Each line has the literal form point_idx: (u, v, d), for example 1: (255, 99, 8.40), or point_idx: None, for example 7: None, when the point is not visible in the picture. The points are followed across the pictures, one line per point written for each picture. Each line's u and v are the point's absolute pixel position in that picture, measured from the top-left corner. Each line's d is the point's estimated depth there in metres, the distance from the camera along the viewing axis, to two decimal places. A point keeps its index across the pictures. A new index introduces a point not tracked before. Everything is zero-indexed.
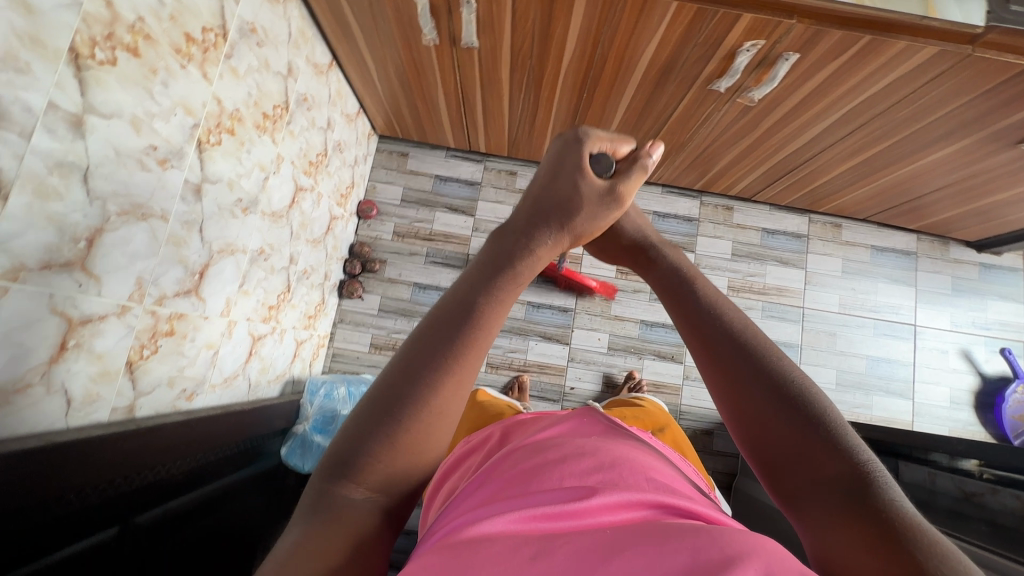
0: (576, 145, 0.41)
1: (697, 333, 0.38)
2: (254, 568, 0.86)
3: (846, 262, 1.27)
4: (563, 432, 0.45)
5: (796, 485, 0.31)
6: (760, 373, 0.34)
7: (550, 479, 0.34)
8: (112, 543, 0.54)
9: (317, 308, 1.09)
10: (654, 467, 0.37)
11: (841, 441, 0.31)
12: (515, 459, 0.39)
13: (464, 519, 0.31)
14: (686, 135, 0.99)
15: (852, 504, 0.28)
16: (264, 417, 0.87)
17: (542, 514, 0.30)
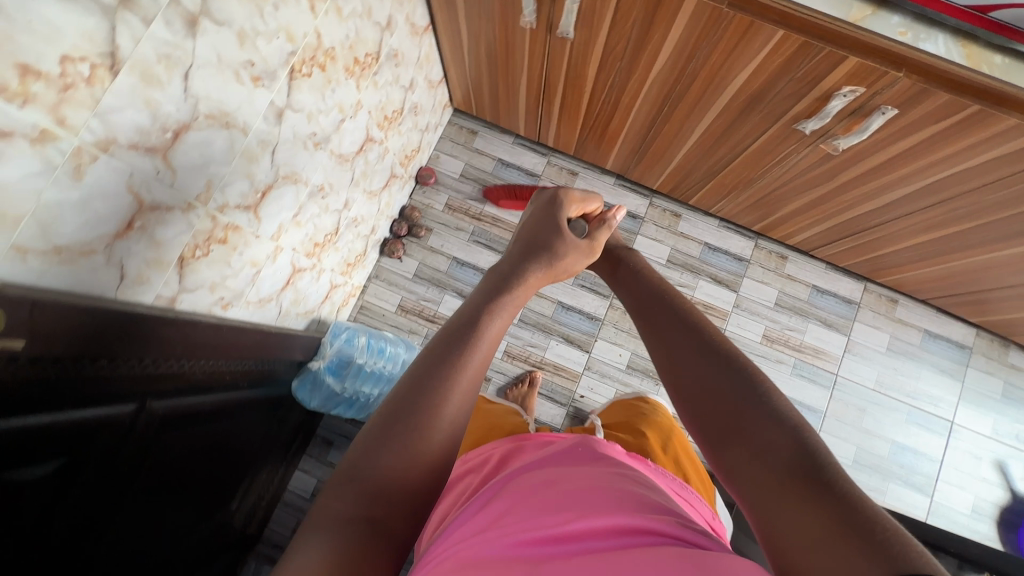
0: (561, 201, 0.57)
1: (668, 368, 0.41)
2: (228, 480, 0.89)
3: (894, 340, 1.21)
4: (559, 455, 0.48)
5: (735, 466, 0.33)
6: (701, 368, 0.39)
7: (539, 505, 0.38)
8: (129, 419, 0.57)
9: (358, 258, 1.12)
10: (648, 495, 0.39)
11: (786, 429, 0.32)
12: (510, 485, 0.43)
13: (462, 551, 0.35)
14: (756, 172, 0.97)
15: (786, 469, 0.30)
16: (287, 345, 0.90)
17: (527, 539, 0.34)
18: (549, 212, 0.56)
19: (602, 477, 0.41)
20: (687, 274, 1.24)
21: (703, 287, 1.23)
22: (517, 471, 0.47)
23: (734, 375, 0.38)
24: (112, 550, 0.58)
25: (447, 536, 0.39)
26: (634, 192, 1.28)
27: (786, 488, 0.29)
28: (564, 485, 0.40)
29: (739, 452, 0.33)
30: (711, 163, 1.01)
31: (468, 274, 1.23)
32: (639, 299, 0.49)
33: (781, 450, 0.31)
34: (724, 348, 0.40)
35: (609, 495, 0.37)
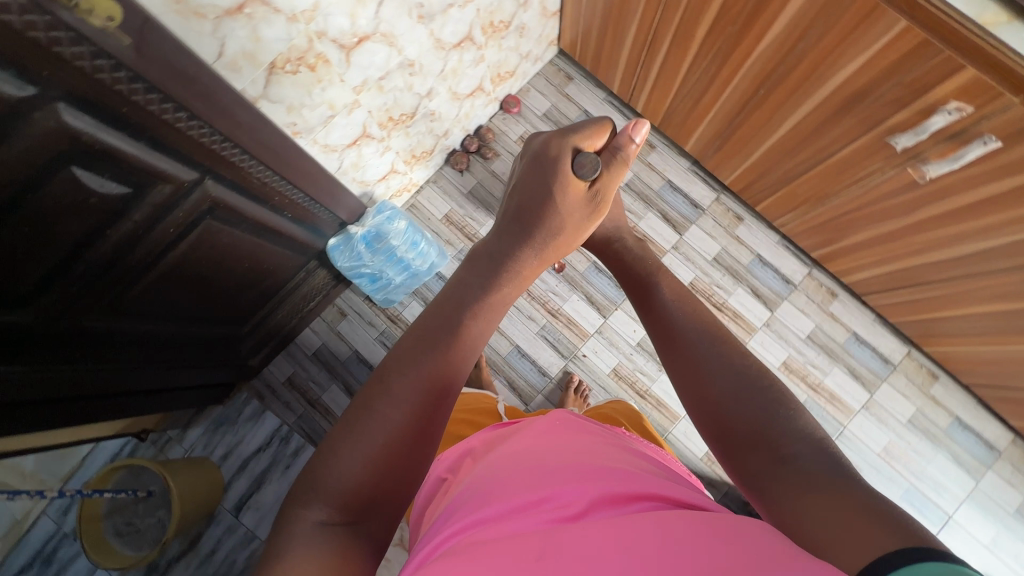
0: (556, 166, 0.62)
1: (688, 387, 0.50)
2: (245, 298, 0.99)
3: (919, 414, 1.14)
4: (555, 440, 0.58)
5: (767, 474, 0.41)
6: (719, 395, 0.47)
7: (541, 486, 0.46)
8: (189, 184, 0.65)
9: (424, 154, 1.16)
10: (649, 474, 0.49)
11: (792, 426, 0.43)
12: (507, 470, 0.52)
13: (492, 530, 0.42)
14: (833, 187, 0.94)
15: (813, 470, 0.39)
16: (335, 197, 0.96)
17: (542, 520, 0.42)
18: (543, 181, 0.63)
19: (606, 460, 0.51)
20: (728, 278, 1.21)
21: (739, 295, 1.20)
22: (509, 454, 0.56)
23: (753, 398, 0.46)
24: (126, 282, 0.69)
25: (464, 516, 0.46)
26: (705, 183, 1.26)
27: (816, 488, 0.37)
28: (563, 468, 0.49)
29: (769, 463, 0.42)
30: (789, 166, 0.98)
31: None
32: (658, 317, 0.56)
33: (809, 462, 0.40)
34: (733, 366, 0.48)
35: (617, 474, 0.47)
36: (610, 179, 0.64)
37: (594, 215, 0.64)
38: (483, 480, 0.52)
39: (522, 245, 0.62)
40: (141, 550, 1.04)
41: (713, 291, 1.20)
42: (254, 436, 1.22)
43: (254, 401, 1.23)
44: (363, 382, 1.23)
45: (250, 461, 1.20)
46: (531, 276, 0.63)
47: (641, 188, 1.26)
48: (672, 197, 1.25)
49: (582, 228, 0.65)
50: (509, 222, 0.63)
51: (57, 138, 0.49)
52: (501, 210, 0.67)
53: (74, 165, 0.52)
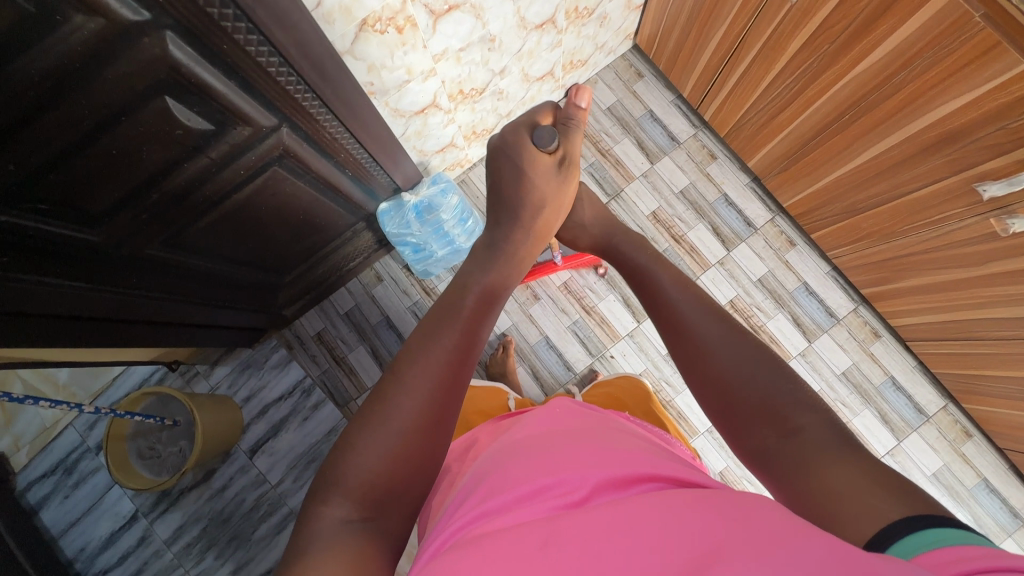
0: (521, 148, 0.68)
1: (692, 371, 0.53)
2: (292, 248, 1.00)
3: (944, 470, 1.11)
4: (557, 424, 0.57)
5: (776, 450, 0.44)
6: (718, 374, 0.51)
7: (545, 470, 0.45)
8: (266, 130, 0.66)
9: (484, 132, 1.15)
10: (648, 453, 0.48)
11: (795, 404, 0.46)
12: (510, 457, 0.51)
13: (499, 520, 0.41)
14: (903, 225, 0.90)
15: (821, 448, 0.42)
16: (394, 163, 0.95)
17: (547, 507, 0.41)
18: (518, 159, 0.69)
19: (607, 440, 0.51)
20: (770, 301, 1.19)
21: (778, 321, 1.18)
22: (513, 442, 0.55)
23: (755, 378, 0.49)
24: (192, 214, 0.70)
25: (470, 508, 0.45)
26: (762, 202, 1.22)
27: (817, 451, 0.42)
28: (567, 450, 0.48)
29: (775, 438, 0.45)
30: (859, 198, 0.95)
31: None
32: (663, 303, 0.59)
33: (815, 433, 0.43)
34: (726, 341, 0.52)
35: (622, 454, 0.46)
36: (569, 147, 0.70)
37: (568, 176, 0.70)
38: (489, 467, 0.51)
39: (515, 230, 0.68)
40: (160, 475, 1.07)
41: (752, 313, 1.18)
42: (278, 384, 1.24)
43: (281, 349, 1.25)
44: (390, 349, 1.24)
45: (270, 407, 1.23)
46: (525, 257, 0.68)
47: (696, 197, 1.23)
48: (725, 212, 1.22)
49: (562, 192, 0.70)
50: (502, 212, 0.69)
51: (156, 66, 0.49)
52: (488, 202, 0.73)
53: (166, 95, 0.52)
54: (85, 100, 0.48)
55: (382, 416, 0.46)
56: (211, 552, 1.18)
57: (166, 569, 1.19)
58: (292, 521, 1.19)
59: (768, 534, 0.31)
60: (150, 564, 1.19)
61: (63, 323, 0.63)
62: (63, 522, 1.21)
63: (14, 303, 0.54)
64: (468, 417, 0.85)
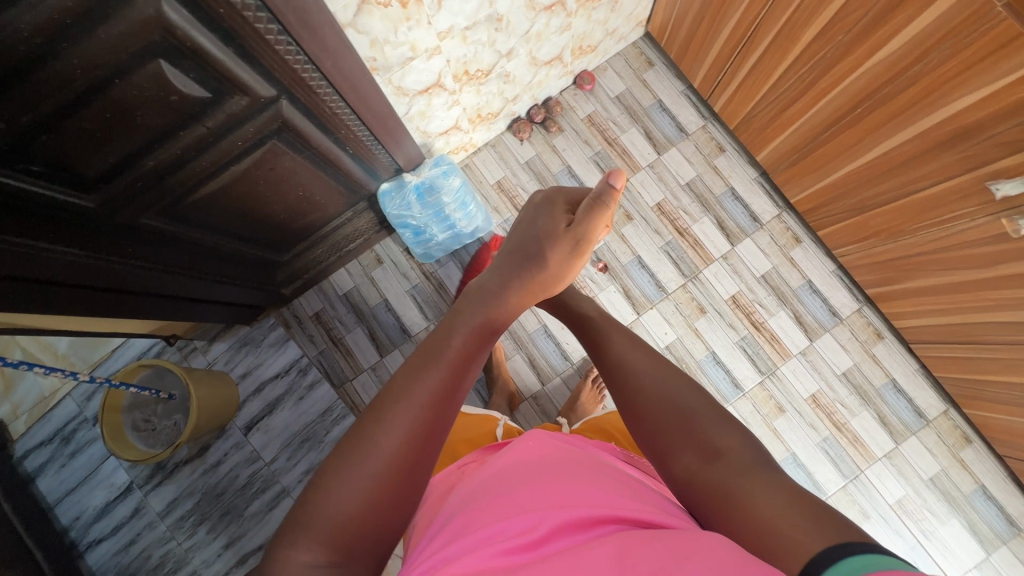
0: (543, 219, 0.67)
1: (623, 402, 0.56)
2: (291, 226, 0.99)
3: (941, 474, 1.10)
4: (526, 454, 0.58)
5: (700, 474, 0.47)
6: (646, 401, 0.54)
7: (504, 511, 0.46)
8: (264, 101, 0.65)
9: (489, 115, 1.14)
10: (617, 490, 0.49)
11: (713, 424, 0.50)
12: (479, 495, 0.51)
13: (459, 561, 0.42)
14: (912, 225, 0.89)
15: (744, 468, 0.45)
16: (397, 142, 0.94)
17: (504, 551, 0.42)
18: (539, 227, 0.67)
19: (574, 475, 0.51)
20: (773, 298, 1.17)
21: (780, 318, 1.16)
22: (484, 477, 0.56)
23: (675, 403, 0.52)
24: (187, 183, 0.69)
25: (434, 550, 0.46)
26: (769, 197, 1.20)
27: (741, 474, 0.44)
28: (531, 488, 0.49)
29: (700, 464, 0.47)
30: (868, 195, 0.93)
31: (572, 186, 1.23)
32: (602, 335, 0.65)
33: (735, 453, 0.46)
34: (653, 369, 0.56)
35: (587, 493, 0.47)
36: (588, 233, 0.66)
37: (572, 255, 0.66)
38: (458, 505, 0.52)
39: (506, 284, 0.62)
40: (153, 448, 1.08)
41: (755, 309, 1.17)
42: (275, 362, 1.24)
43: (279, 328, 1.25)
44: (387, 332, 1.23)
45: (266, 385, 1.23)
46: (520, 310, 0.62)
47: (702, 190, 1.21)
48: (731, 206, 1.21)
49: (562, 267, 0.65)
50: (516, 255, 0.65)
51: (152, 29, 0.48)
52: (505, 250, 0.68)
53: (161, 59, 0.51)
54: (75, 60, 0.47)
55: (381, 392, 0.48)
56: (203, 527, 1.19)
57: (159, 541, 1.19)
58: (284, 499, 1.19)
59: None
60: (142, 536, 1.20)
61: (59, 290, 0.63)
62: (59, 491, 1.22)
63: (10, 268, 0.54)
64: (455, 448, 0.84)
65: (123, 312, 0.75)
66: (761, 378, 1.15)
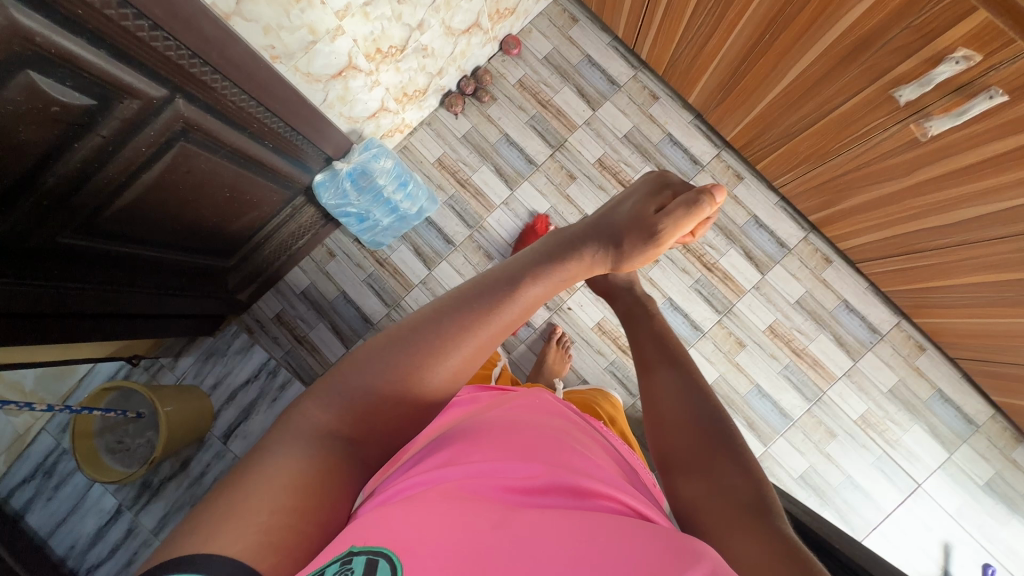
0: (645, 203, 0.72)
1: (655, 420, 0.62)
2: (229, 229, 0.98)
3: (900, 384, 1.13)
4: (529, 417, 0.57)
5: (704, 497, 0.50)
6: (681, 421, 0.59)
7: (511, 456, 0.45)
8: (158, 102, 0.64)
9: (416, 93, 1.13)
10: (611, 474, 0.48)
11: (741, 458, 0.54)
12: (475, 436, 0.50)
13: (446, 488, 0.41)
14: (834, 145, 0.90)
15: (744, 504, 0.48)
16: (321, 130, 0.93)
17: (503, 493, 0.41)
18: (636, 203, 0.72)
19: (573, 448, 0.51)
20: (721, 238, 1.19)
21: (731, 256, 1.18)
22: (481, 421, 0.54)
23: (705, 428, 0.57)
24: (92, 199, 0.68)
25: (423, 472, 0.45)
26: (706, 138, 1.21)
27: (736, 512, 0.47)
28: (534, 446, 0.48)
29: (706, 490, 0.51)
30: (792, 121, 0.94)
31: (513, 155, 1.23)
32: (643, 350, 0.71)
33: (744, 489, 0.50)
34: (692, 393, 0.62)
35: (585, 468, 0.46)
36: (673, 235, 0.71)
37: (652, 248, 0.71)
38: (447, 439, 0.51)
39: (581, 248, 0.68)
40: (130, 467, 1.09)
41: (704, 251, 1.18)
42: (244, 368, 1.24)
43: (242, 334, 1.25)
44: (350, 323, 1.24)
45: (238, 392, 1.24)
46: (592, 269, 0.69)
47: (640, 140, 1.21)
48: (671, 152, 1.21)
49: (640, 254, 0.71)
50: (611, 229, 0.71)
51: (10, 39, 0.47)
52: (601, 216, 0.73)
53: (28, 68, 0.50)
54: None
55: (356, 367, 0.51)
56: None
57: None
58: None
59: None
60: (140, 554, 1.22)
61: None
62: (50, 523, 1.24)
63: None
64: None
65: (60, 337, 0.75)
66: (718, 317, 1.17)
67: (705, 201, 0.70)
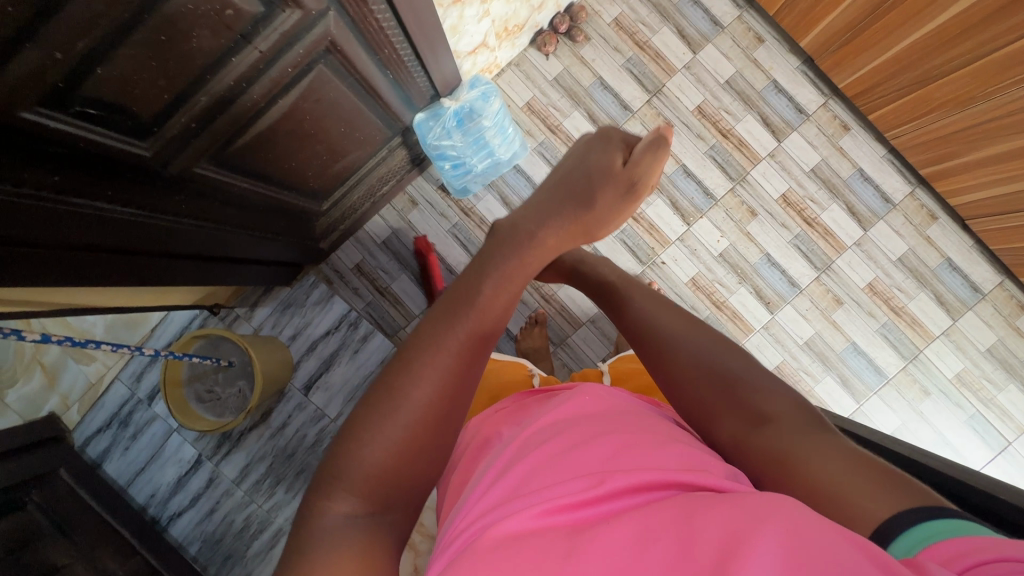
0: (598, 156, 0.74)
1: (663, 383, 0.58)
2: (331, 169, 0.92)
3: (999, 344, 1.12)
4: (574, 404, 0.56)
5: (749, 438, 0.49)
6: (686, 377, 0.56)
7: (567, 465, 0.45)
8: (316, 17, 0.58)
9: (515, 29, 1.05)
10: (664, 445, 0.48)
11: (759, 383, 0.53)
12: (527, 449, 0.49)
13: (504, 515, 0.41)
14: (988, 87, 0.85)
15: (802, 431, 0.47)
16: (435, 63, 0.87)
17: (562, 512, 0.41)
18: (593, 161, 0.74)
19: (622, 429, 0.50)
20: (824, 192, 1.14)
21: (833, 212, 1.14)
22: (529, 428, 0.53)
23: (709, 368, 0.56)
24: (232, 125, 0.62)
25: (485, 501, 0.45)
26: (813, 85, 1.15)
27: (790, 438, 0.46)
28: (580, 443, 0.47)
29: (747, 427, 0.50)
30: (939, 62, 0.88)
31: (606, 100, 1.17)
32: (631, 316, 0.65)
33: (783, 416, 0.49)
34: (695, 337, 0.59)
35: (637, 449, 0.46)
36: (641, 181, 0.74)
37: (624, 200, 0.73)
38: (502, 458, 0.50)
39: (557, 213, 0.67)
40: (222, 416, 1.07)
41: (806, 205, 1.14)
42: (324, 319, 1.20)
43: (321, 285, 1.21)
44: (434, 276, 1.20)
45: (319, 342, 1.21)
46: (567, 242, 0.68)
47: (743, 86, 1.15)
48: (775, 99, 1.15)
49: (613, 208, 0.73)
50: (576, 187, 0.71)
51: None
52: (555, 179, 0.73)
53: None
54: None
55: (397, 393, 0.49)
56: (280, 487, 1.20)
57: (239, 506, 1.20)
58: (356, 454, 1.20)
59: (796, 548, 0.31)
60: (222, 503, 1.21)
61: (103, 254, 0.58)
62: (128, 472, 1.23)
63: (68, 229, 0.51)
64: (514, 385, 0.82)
65: (166, 277, 0.70)
66: (817, 274, 1.14)
67: (662, 143, 0.75)
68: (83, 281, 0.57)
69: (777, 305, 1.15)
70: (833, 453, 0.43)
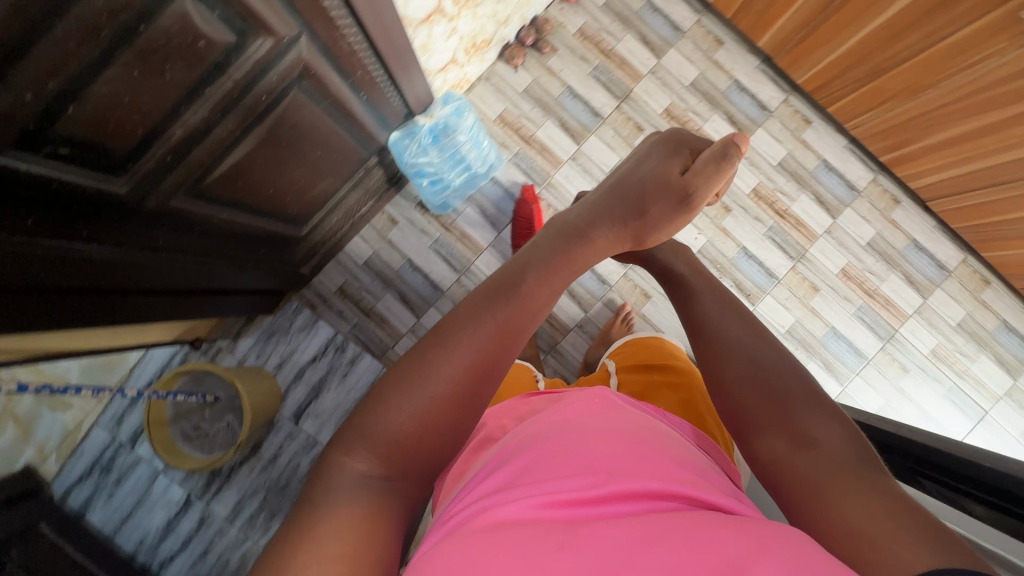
0: (659, 163, 0.73)
1: (716, 390, 0.59)
2: (311, 192, 0.92)
3: (968, 318, 1.17)
4: (580, 408, 0.55)
5: (788, 459, 0.48)
6: (743, 384, 0.56)
7: (570, 464, 0.44)
8: (288, 44, 0.58)
9: (483, 44, 1.07)
10: (676, 462, 0.47)
11: (821, 403, 0.52)
12: (528, 444, 0.49)
13: (500, 511, 0.41)
14: (935, 76, 0.90)
15: (849, 464, 0.45)
16: (407, 82, 0.88)
17: (559, 507, 0.40)
18: (653, 167, 0.73)
19: (630, 435, 0.49)
20: (793, 183, 1.18)
21: (802, 202, 1.18)
22: (534, 425, 0.53)
23: (769, 377, 0.56)
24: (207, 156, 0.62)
25: (480, 495, 0.44)
26: (774, 83, 1.19)
27: (831, 469, 0.45)
28: (585, 445, 0.47)
29: (791, 450, 0.48)
30: (887, 55, 0.93)
31: (577, 108, 1.19)
32: (696, 321, 0.66)
33: (829, 444, 0.47)
34: (756, 344, 0.59)
35: (646, 458, 0.45)
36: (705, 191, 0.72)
37: (683, 209, 0.71)
38: (500, 455, 0.50)
39: (606, 219, 0.67)
40: (212, 453, 1.04)
41: (777, 198, 1.18)
42: (311, 344, 1.19)
43: (305, 310, 1.20)
44: (420, 292, 1.19)
45: (306, 369, 1.19)
46: (614, 247, 0.67)
47: (707, 87, 1.19)
48: (738, 98, 1.19)
49: (673, 216, 0.71)
50: (633, 192, 0.70)
51: None
52: (609, 186, 0.73)
53: None
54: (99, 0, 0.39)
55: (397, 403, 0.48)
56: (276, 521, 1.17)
57: (233, 544, 1.16)
58: None
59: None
60: (215, 543, 1.17)
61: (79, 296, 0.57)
62: (114, 520, 1.18)
63: (42, 274, 0.50)
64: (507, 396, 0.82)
65: (146, 313, 0.69)
66: (793, 263, 1.18)
67: (732, 153, 0.72)
68: (60, 325, 0.56)
69: (757, 296, 1.18)
70: (868, 491, 0.41)
